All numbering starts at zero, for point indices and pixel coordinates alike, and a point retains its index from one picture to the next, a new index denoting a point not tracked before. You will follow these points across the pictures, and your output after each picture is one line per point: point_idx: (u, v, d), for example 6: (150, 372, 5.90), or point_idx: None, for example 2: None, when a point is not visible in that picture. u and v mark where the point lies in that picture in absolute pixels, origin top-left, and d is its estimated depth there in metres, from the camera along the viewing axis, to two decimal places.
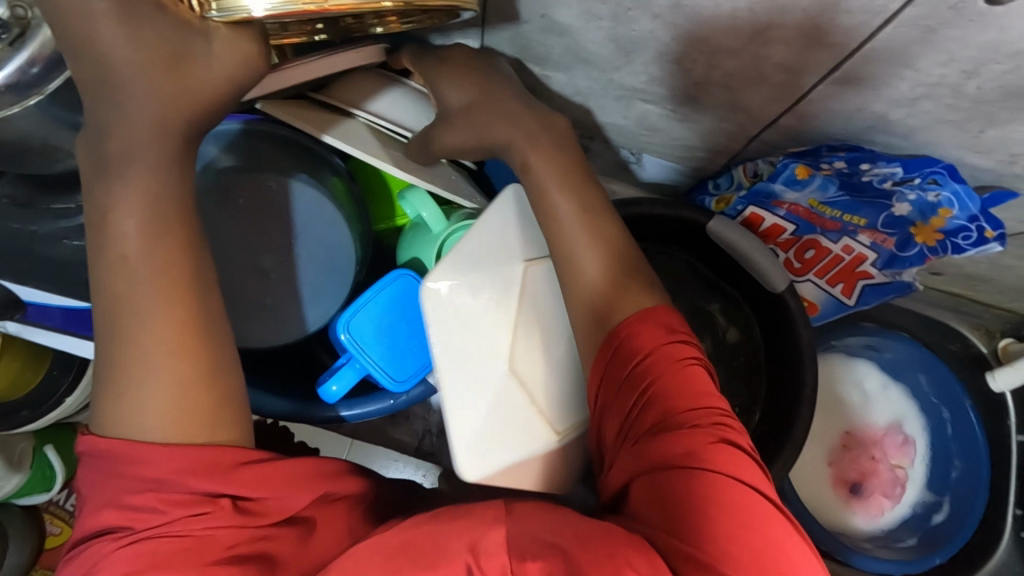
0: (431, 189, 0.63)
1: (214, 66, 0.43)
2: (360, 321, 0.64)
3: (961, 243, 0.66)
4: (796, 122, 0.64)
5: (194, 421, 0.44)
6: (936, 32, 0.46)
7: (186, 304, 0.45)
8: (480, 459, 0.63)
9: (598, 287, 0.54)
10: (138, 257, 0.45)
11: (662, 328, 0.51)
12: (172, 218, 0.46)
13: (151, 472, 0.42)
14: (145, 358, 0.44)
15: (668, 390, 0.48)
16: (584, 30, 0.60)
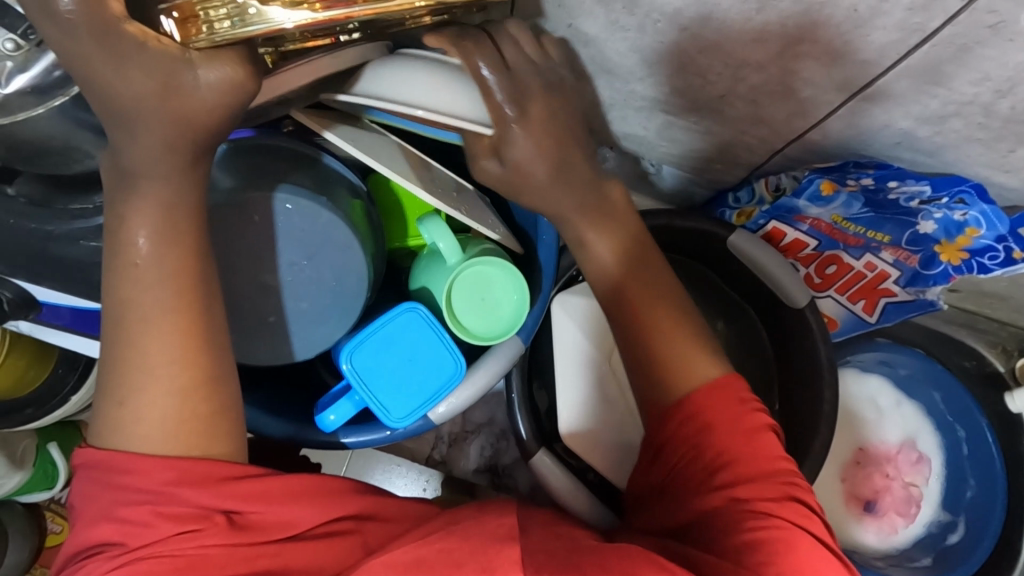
0: (453, 216, 0.58)
1: (205, 93, 0.40)
2: (365, 351, 0.58)
3: (987, 263, 0.64)
4: (820, 138, 0.63)
5: (196, 431, 0.44)
6: (971, 51, 0.46)
7: (190, 314, 0.44)
8: (584, 431, 0.72)
9: (665, 342, 0.55)
10: (149, 263, 0.43)
11: (735, 390, 0.53)
12: (182, 231, 0.44)
13: (147, 483, 0.42)
14: (149, 369, 0.43)
15: (739, 447, 0.51)
16: (609, 41, 0.59)
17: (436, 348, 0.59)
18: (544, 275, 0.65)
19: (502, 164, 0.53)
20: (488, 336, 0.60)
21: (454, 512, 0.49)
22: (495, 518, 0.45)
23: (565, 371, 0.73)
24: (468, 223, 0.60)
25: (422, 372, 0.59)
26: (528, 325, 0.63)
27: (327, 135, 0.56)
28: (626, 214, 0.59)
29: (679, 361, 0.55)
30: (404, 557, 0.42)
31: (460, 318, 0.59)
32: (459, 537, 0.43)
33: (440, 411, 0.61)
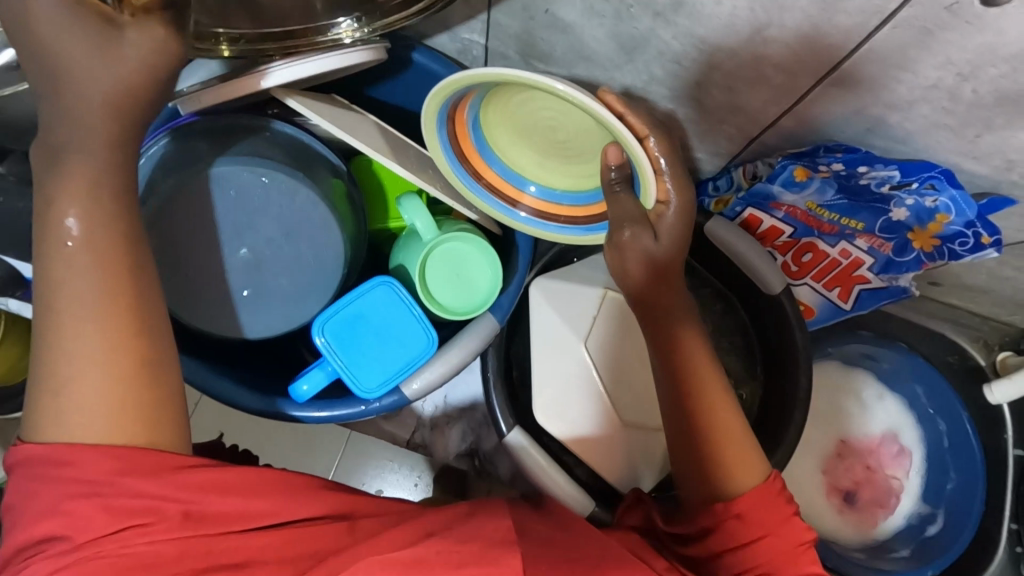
0: (431, 194, 0.60)
1: (131, 55, 0.41)
2: (339, 323, 0.60)
3: (958, 248, 0.67)
4: (795, 125, 0.64)
5: (132, 418, 0.42)
6: (933, 34, 0.47)
7: (131, 302, 0.43)
8: (555, 416, 0.72)
9: (725, 433, 0.53)
10: (79, 245, 0.42)
11: (786, 491, 0.51)
12: (117, 209, 0.44)
13: (84, 474, 0.40)
14: (82, 360, 0.41)
15: (785, 551, 0.49)
16: (587, 28, 0.61)
17: (408, 320, 0.61)
18: (520, 256, 0.66)
19: (655, 239, 0.53)
20: (463, 311, 0.63)
21: (441, 512, 0.48)
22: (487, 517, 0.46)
23: (542, 353, 0.72)
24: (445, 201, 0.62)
25: (396, 346, 0.61)
26: (504, 304, 0.64)
27: (287, 100, 0.57)
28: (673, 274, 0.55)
29: (735, 456, 0.52)
30: (402, 555, 0.42)
31: (436, 294, 0.62)
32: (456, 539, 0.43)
33: (416, 388, 0.61)
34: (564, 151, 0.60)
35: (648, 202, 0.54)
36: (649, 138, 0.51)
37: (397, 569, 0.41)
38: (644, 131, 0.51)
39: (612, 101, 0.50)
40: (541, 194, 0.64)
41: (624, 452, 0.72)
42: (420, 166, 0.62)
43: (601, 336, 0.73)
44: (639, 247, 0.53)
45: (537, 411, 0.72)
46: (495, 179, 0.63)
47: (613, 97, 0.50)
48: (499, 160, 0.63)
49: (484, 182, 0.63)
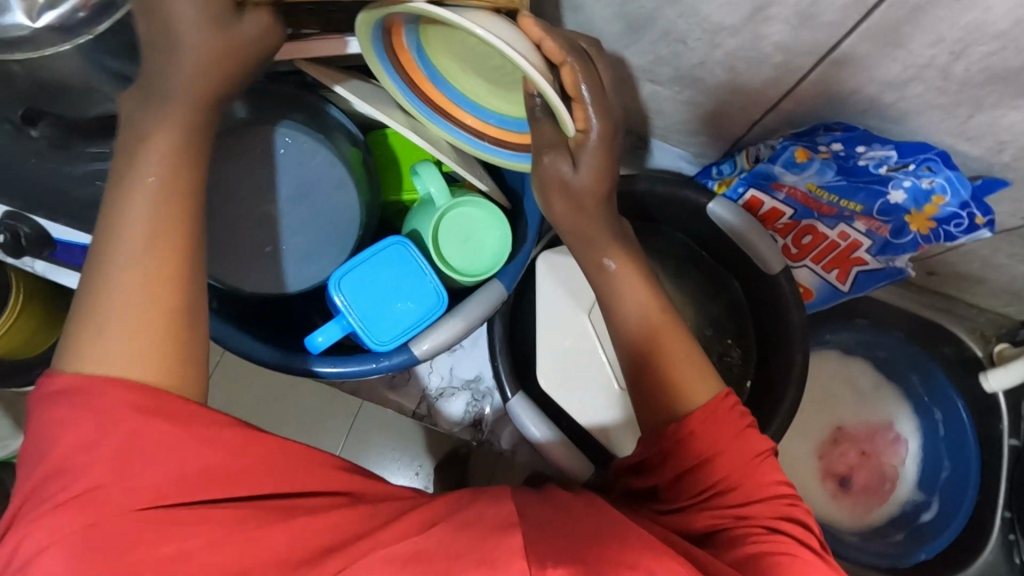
0: (446, 161, 0.63)
1: (242, 37, 0.44)
2: (353, 279, 0.63)
3: (953, 230, 0.69)
4: (794, 106, 0.67)
5: (168, 364, 0.43)
6: (925, 11, 0.49)
7: (180, 254, 0.45)
8: (557, 382, 0.74)
9: (671, 356, 0.56)
10: (150, 192, 0.44)
11: (738, 406, 0.54)
12: (180, 173, 0.46)
13: (117, 409, 0.41)
14: (126, 307, 0.42)
15: (744, 464, 0.52)
16: (595, 7, 0.63)
17: (419, 281, 0.64)
18: (527, 226, 0.68)
19: (573, 167, 0.55)
20: (470, 273, 0.66)
21: (445, 501, 0.48)
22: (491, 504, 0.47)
23: (546, 322, 0.75)
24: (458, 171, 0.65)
25: (407, 303, 0.64)
26: (511, 272, 0.66)
27: (337, 88, 0.60)
28: (607, 207, 0.58)
29: (685, 376, 0.55)
30: (401, 551, 0.42)
31: (447, 257, 0.65)
32: (459, 526, 0.43)
33: (425, 348, 0.63)
34: (502, 78, 0.56)
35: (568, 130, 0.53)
36: (564, 62, 0.50)
37: (395, 565, 0.41)
38: (559, 57, 0.49)
39: (530, 26, 0.49)
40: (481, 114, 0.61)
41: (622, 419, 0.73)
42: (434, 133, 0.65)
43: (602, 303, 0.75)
44: (558, 174, 0.55)
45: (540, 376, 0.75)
46: (439, 97, 0.60)
47: (530, 23, 0.48)
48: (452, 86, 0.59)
49: (421, 96, 0.59)
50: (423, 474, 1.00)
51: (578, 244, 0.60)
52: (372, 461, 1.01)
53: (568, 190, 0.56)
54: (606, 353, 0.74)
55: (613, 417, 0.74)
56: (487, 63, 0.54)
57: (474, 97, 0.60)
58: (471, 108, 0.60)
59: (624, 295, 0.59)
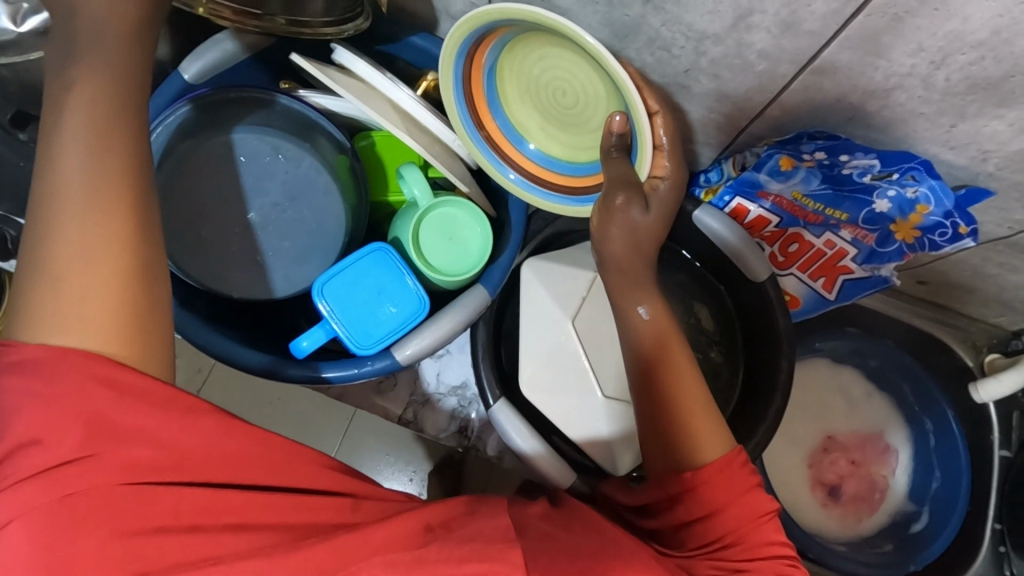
0: (421, 153, 0.62)
1: None
2: (337, 284, 0.63)
3: (938, 239, 0.69)
4: (780, 114, 0.67)
5: (123, 330, 0.40)
6: (904, 20, 0.49)
7: (123, 212, 0.42)
8: (542, 390, 0.73)
9: (688, 404, 0.55)
10: (86, 152, 0.42)
11: (749, 464, 0.54)
12: (121, 120, 0.44)
13: (69, 375, 0.38)
14: (71, 257, 0.40)
15: (749, 518, 0.51)
16: (581, 14, 0.63)
17: (400, 284, 0.64)
18: (513, 230, 0.69)
19: (644, 211, 0.58)
20: (455, 274, 0.66)
21: (440, 506, 0.49)
22: (473, 522, 0.47)
23: (530, 327, 0.74)
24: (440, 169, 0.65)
25: (391, 305, 0.64)
26: (495, 277, 0.66)
27: (292, 57, 0.61)
28: (652, 245, 0.60)
29: (701, 428, 0.54)
30: (404, 556, 0.42)
31: (429, 259, 0.66)
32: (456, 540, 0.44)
33: (408, 353, 0.63)
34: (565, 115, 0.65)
35: (643, 174, 0.60)
36: (657, 114, 0.59)
37: (398, 569, 0.41)
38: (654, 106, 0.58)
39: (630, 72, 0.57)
40: (534, 155, 0.69)
41: (606, 428, 0.72)
42: (431, 138, 0.65)
43: (591, 309, 0.74)
44: (628, 218, 0.58)
45: (523, 383, 0.73)
46: (494, 129, 0.68)
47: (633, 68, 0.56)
48: (505, 116, 0.68)
49: (484, 132, 0.67)
50: (417, 480, 0.98)
51: (622, 271, 0.60)
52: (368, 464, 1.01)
53: (627, 227, 0.58)
54: (589, 360, 0.73)
55: (600, 427, 0.72)
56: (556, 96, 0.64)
57: (540, 147, 0.69)
58: (536, 156, 0.69)
59: (650, 328, 0.58)
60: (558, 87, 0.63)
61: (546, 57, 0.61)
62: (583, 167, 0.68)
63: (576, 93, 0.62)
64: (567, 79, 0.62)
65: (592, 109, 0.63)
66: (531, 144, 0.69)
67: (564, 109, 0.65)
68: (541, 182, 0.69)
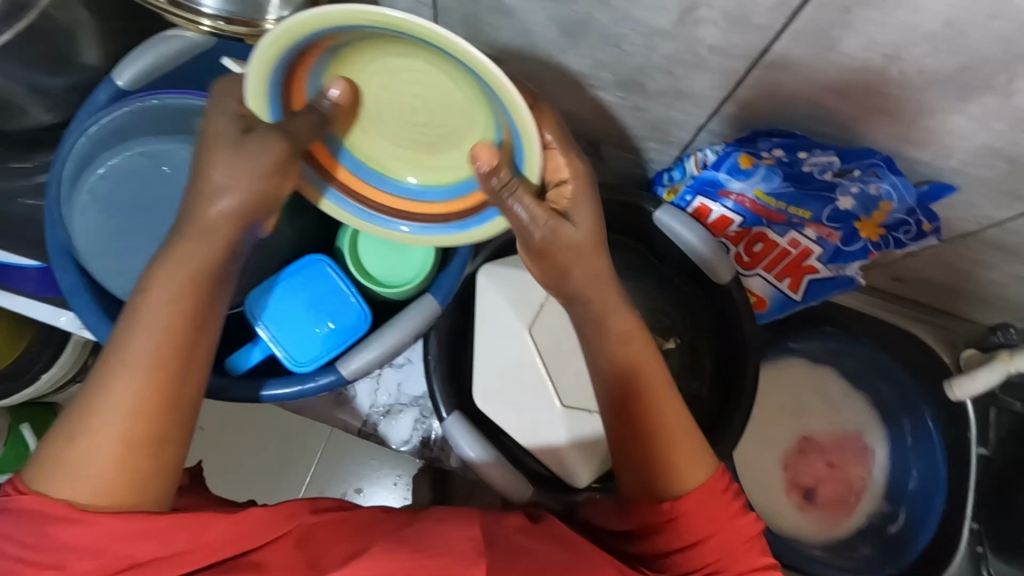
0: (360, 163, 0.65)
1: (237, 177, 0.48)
2: (272, 300, 0.61)
3: (902, 237, 0.69)
4: (738, 110, 0.64)
5: (127, 483, 0.43)
6: (853, 12, 0.47)
7: (162, 376, 0.45)
8: (498, 400, 0.71)
9: (657, 403, 0.53)
10: (152, 319, 0.46)
11: (731, 488, 0.52)
12: (194, 297, 0.48)
13: (79, 533, 0.41)
14: (103, 418, 0.43)
15: (733, 543, 0.50)
16: (529, 11, 0.61)
17: (337, 299, 0.62)
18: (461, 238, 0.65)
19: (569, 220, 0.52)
20: (394, 284, 0.64)
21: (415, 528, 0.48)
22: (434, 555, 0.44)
23: (486, 335, 0.72)
24: (348, 219, 0.61)
25: (328, 322, 0.62)
26: (445, 286, 0.64)
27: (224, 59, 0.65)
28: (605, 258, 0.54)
29: (683, 451, 0.52)
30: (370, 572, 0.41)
31: (372, 271, 0.65)
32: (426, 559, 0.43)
33: (353, 367, 0.61)
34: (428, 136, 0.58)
35: (535, 177, 0.51)
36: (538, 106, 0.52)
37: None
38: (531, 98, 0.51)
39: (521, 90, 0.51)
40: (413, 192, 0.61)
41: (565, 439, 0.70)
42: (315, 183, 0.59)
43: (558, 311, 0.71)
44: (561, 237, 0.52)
45: (477, 394, 0.71)
46: (346, 177, 0.60)
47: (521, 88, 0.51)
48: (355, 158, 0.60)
49: (337, 181, 0.60)
50: (402, 485, 0.91)
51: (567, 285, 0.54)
52: (348, 474, 0.92)
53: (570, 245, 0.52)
54: (547, 368, 0.71)
55: (559, 439, 0.70)
56: (408, 116, 0.57)
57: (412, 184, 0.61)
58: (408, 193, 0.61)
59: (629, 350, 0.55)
60: (403, 109, 0.56)
61: (387, 69, 0.53)
62: (460, 188, 0.60)
63: (432, 106, 0.55)
64: (417, 92, 0.54)
65: (457, 124, 0.56)
66: (408, 179, 0.61)
67: (420, 131, 0.58)
68: (420, 218, 0.61)
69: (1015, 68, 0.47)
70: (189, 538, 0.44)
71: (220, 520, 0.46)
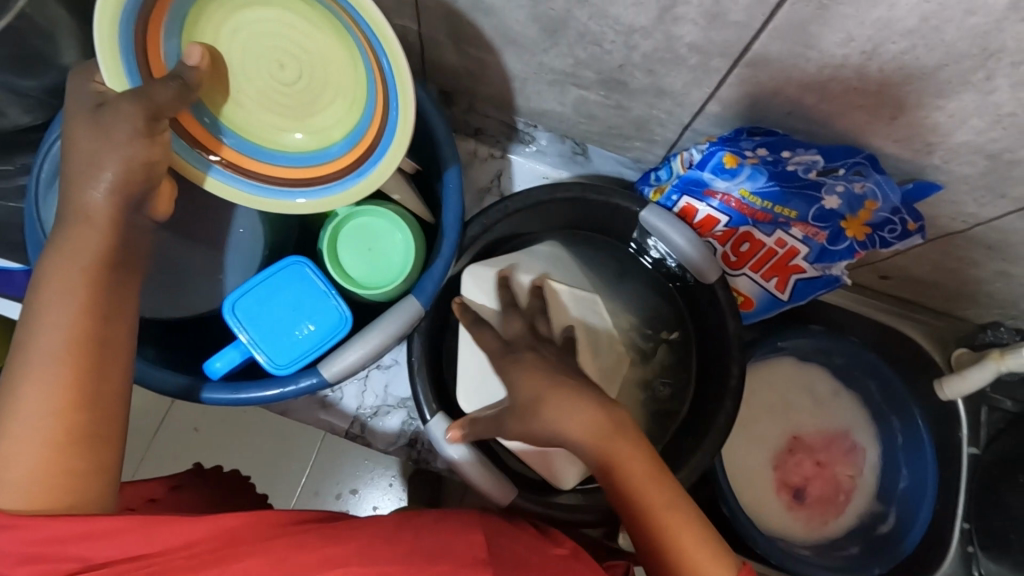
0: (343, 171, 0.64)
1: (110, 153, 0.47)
2: (252, 302, 0.61)
3: (888, 236, 0.68)
4: (720, 108, 0.64)
5: (59, 485, 0.44)
6: (829, 8, 0.46)
7: (74, 369, 0.45)
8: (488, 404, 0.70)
9: (652, 504, 0.55)
10: (56, 313, 0.46)
11: None
12: (93, 285, 0.47)
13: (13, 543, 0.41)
14: (18, 421, 0.43)
15: None
16: (507, 9, 0.60)
17: (319, 301, 0.62)
18: (446, 238, 0.64)
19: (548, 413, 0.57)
20: (377, 286, 0.64)
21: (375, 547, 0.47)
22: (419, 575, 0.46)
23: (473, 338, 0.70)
24: (264, 207, 0.58)
25: (308, 324, 0.61)
26: (427, 288, 0.63)
27: None
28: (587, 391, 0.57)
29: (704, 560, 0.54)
30: None
31: (352, 272, 0.65)
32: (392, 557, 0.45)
33: (335, 371, 0.60)
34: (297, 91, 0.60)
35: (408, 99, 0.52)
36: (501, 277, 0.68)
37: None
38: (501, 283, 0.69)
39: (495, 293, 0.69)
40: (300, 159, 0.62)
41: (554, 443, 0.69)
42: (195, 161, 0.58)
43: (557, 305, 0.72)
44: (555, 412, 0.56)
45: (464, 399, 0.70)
46: (233, 155, 0.60)
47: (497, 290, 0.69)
48: (236, 134, 0.61)
49: (224, 161, 0.60)
50: (397, 486, 0.98)
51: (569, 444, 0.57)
52: (346, 470, 1.01)
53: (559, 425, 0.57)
54: None
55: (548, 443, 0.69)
56: (277, 74, 0.59)
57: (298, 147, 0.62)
58: (295, 160, 0.62)
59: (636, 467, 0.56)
60: (269, 65, 0.59)
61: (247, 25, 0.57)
62: (346, 141, 0.61)
63: (297, 57, 0.58)
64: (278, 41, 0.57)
65: (323, 70, 0.59)
66: (295, 136, 0.63)
67: (291, 90, 0.60)
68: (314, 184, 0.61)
69: (992, 65, 0.46)
70: (142, 542, 0.44)
71: (173, 524, 0.46)
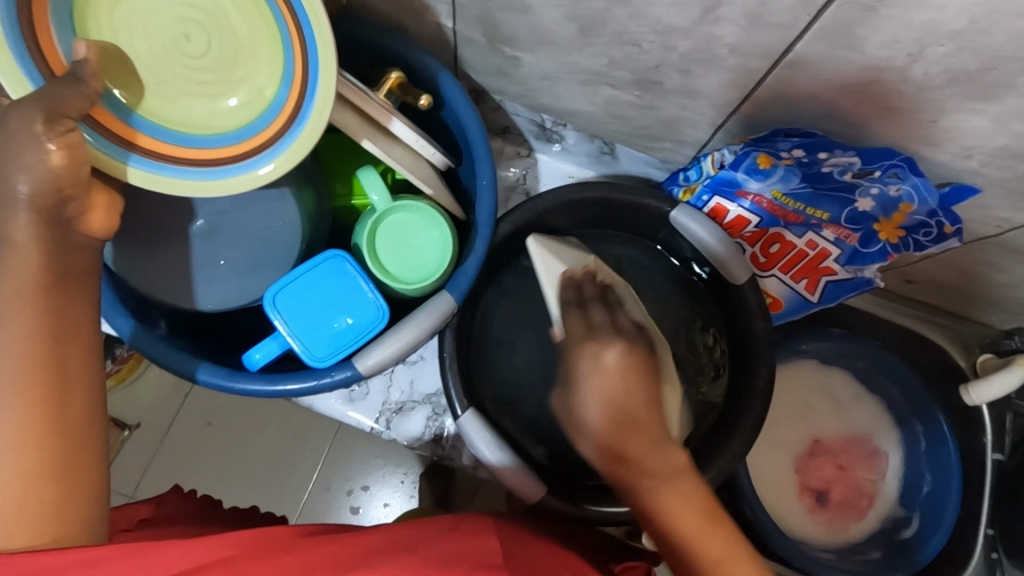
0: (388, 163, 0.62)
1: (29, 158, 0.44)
2: (290, 295, 0.62)
3: (922, 239, 0.68)
4: (755, 109, 0.64)
5: (41, 513, 0.41)
6: (876, 10, 0.46)
7: (41, 386, 0.43)
8: None
9: (690, 530, 0.51)
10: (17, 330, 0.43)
11: None
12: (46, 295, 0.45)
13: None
14: None
15: None
16: (544, 9, 0.60)
17: (358, 294, 0.63)
18: (480, 235, 0.65)
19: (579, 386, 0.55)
20: (410, 280, 0.65)
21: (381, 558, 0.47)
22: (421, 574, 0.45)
23: None
24: (202, 188, 0.54)
25: (346, 317, 0.62)
26: (461, 283, 0.64)
27: None
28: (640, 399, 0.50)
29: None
30: None
31: (387, 266, 0.65)
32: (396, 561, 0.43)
33: (370, 364, 0.60)
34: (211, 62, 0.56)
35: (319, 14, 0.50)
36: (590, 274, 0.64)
37: None
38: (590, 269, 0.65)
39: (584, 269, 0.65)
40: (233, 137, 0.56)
41: None
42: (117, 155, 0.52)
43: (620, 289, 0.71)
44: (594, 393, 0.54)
45: None
46: (157, 145, 0.55)
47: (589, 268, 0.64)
48: (157, 123, 0.56)
49: (144, 150, 0.54)
50: (408, 483, 1.01)
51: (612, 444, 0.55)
52: (359, 467, 1.02)
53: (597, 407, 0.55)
54: None
55: None
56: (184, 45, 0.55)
57: (226, 125, 0.57)
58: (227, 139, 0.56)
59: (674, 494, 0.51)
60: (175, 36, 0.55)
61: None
62: (275, 105, 0.56)
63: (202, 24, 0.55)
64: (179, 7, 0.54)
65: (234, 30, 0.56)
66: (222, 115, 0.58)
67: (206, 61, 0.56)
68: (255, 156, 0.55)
69: None
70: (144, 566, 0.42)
71: (179, 546, 0.45)
